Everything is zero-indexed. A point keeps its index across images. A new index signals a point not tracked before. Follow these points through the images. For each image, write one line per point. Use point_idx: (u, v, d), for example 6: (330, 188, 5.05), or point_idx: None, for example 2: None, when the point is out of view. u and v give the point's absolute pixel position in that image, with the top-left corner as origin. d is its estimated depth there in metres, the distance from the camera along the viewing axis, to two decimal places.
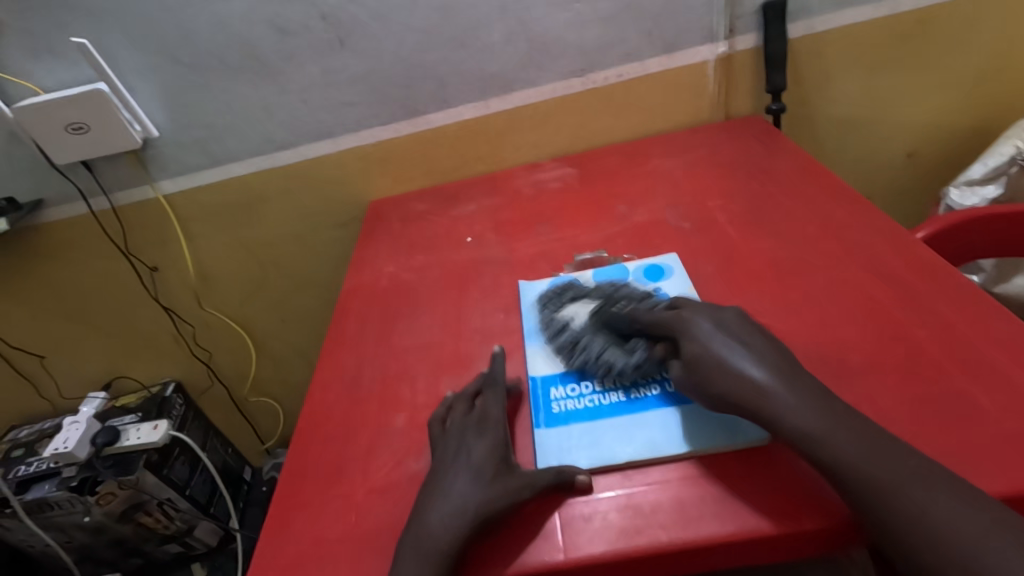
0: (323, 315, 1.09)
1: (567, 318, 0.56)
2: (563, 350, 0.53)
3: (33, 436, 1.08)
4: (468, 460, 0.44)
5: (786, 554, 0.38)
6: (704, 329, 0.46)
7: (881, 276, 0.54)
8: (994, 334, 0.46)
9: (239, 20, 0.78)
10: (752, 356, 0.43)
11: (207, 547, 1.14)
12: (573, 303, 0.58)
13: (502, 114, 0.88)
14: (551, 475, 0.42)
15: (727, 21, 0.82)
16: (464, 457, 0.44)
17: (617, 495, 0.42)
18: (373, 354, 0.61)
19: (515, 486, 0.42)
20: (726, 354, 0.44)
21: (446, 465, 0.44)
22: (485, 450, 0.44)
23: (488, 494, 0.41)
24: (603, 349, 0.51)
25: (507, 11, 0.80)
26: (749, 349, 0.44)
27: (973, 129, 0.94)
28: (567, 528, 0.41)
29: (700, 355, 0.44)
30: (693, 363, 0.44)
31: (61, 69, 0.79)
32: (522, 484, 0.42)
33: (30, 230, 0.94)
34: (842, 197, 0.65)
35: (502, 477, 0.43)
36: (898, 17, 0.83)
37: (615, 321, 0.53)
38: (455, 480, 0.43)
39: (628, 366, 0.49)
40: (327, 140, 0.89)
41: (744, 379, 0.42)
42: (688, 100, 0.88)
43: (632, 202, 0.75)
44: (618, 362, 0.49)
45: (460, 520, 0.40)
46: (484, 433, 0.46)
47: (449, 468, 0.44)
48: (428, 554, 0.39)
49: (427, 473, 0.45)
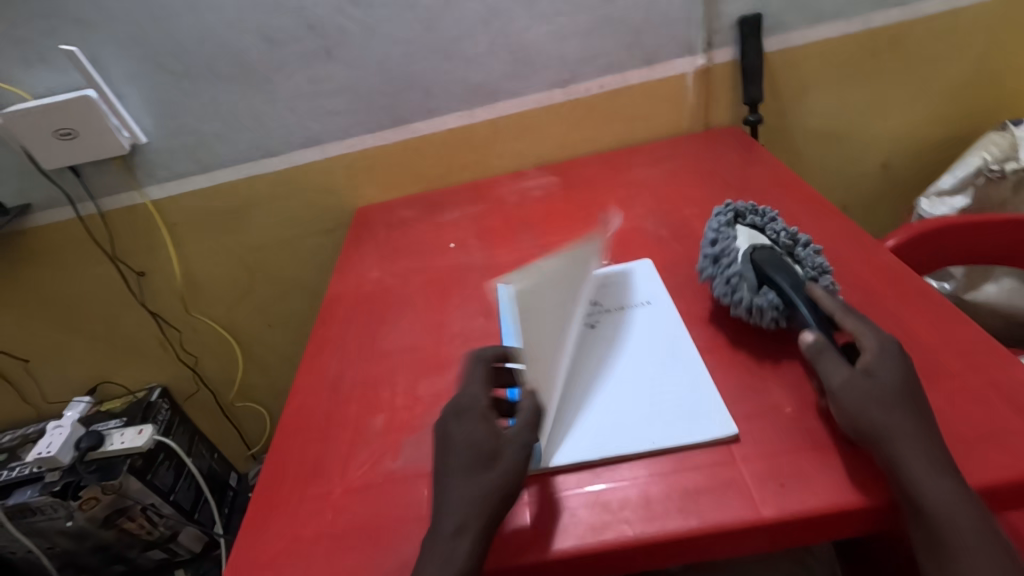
0: (309, 321, 1.10)
1: (733, 235, 0.57)
2: (711, 255, 0.57)
3: (16, 441, 1.08)
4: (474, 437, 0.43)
5: (750, 547, 0.40)
6: (878, 357, 0.42)
7: (847, 281, 0.56)
8: (950, 339, 0.48)
9: (227, 29, 0.80)
10: (895, 401, 0.40)
11: (191, 554, 1.14)
12: (751, 231, 0.57)
13: (486, 124, 0.89)
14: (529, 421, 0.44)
15: (705, 35, 0.84)
16: (455, 442, 0.44)
17: (609, 488, 0.43)
18: (355, 357, 0.62)
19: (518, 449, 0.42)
20: (837, 362, 0.43)
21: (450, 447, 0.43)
22: (483, 424, 0.44)
23: (496, 468, 0.42)
24: (749, 278, 0.52)
25: (491, 23, 0.82)
26: (897, 398, 0.40)
27: (944, 141, 0.97)
28: (588, 512, 0.42)
29: (851, 382, 0.41)
30: (842, 375, 0.42)
31: (49, 76, 0.80)
32: (520, 446, 0.43)
33: (17, 234, 0.94)
34: (813, 206, 0.67)
35: (495, 458, 0.42)
36: (870, 33, 0.86)
37: (780, 267, 0.52)
38: (455, 462, 0.42)
39: (767, 305, 0.50)
40: (314, 147, 0.90)
41: (869, 407, 0.40)
42: (668, 111, 0.90)
43: (612, 209, 0.77)
44: (746, 296, 0.52)
45: (466, 505, 0.40)
46: (481, 410, 0.45)
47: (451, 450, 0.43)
48: (449, 527, 0.40)
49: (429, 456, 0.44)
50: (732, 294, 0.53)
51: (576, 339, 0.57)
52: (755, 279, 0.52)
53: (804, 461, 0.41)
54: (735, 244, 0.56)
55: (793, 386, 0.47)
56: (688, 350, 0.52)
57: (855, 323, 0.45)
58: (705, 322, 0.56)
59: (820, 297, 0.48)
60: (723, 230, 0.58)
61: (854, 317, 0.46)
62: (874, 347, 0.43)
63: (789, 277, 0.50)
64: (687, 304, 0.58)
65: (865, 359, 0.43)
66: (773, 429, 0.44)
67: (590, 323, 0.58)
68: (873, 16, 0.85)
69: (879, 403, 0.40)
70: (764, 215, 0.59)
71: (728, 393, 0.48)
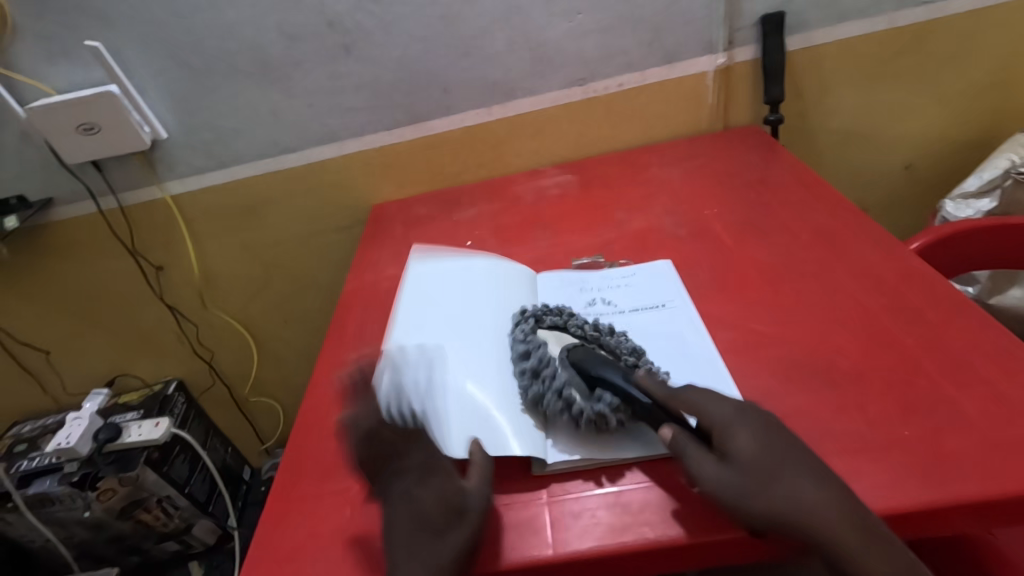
0: (325, 318, 1.10)
1: (541, 342, 0.53)
2: (520, 362, 0.52)
3: (36, 432, 1.09)
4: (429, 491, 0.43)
5: (779, 554, 0.39)
6: (745, 437, 0.40)
7: (872, 284, 0.55)
8: (980, 343, 0.47)
9: (247, 26, 0.80)
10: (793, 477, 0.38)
11: (205, 546, 1.15)
12: (543, 332, 0.55)
13: (503, 121, 0.89)
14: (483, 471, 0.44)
15: (726, 33, 0.83)
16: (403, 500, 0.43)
17: (608, 494, 0.43)
18: (372, 354, 0.62)
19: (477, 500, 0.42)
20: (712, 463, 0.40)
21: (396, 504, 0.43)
22: (424, 489, 0.43)
23: (457, 523, 0.41)
24: (570, 384, 0.48)
25: (510, 20, 0.81)
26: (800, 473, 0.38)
27: (969, 142, 0.95)
28: (602, 515, 0.41)
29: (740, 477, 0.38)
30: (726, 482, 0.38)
31: (73, 72, 0.81)
32: (479, 496, 0.42)
33: (39, 228, 0.96)
34: (836, 207, 0.66)
35: (444, 515, 0.41)
36: (895, 31, 0.84)
37: (600, 360, 0.49)
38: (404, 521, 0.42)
39: (607, 410, 0.45)
40: (331, 144, 0.90)
41: (769, 496, 0.37)
42: (688, 110, 0.89)
43: (631, 209, 0.77)
44: (579, 405, 0.46)
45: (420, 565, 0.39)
46: (415, 472, 0.44)
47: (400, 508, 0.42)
48: None
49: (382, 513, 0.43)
50: (552, 403, 0.47)
51: None
52: (582, 383, 0.48)
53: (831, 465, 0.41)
54: (547, 350, 0.52)
55: (818, 389, 0.46)
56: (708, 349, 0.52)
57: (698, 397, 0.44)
58: (726, 323, 0.55)
59: (649, 386, 0.45)
60: (519, 337, 0.55)
61: (697, 394, 0.44)
62: (720, 427, 0.41)
63: (614, 372, 0.47)
64: (707, 305, 0.58)
65: (735, 441, 0.40)
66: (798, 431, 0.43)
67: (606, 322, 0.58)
68: (898, 15, 0.83)
69: (778, 487, 0.38)
70: (535, 309, 0.58)
71: (751, 396, 0.47)
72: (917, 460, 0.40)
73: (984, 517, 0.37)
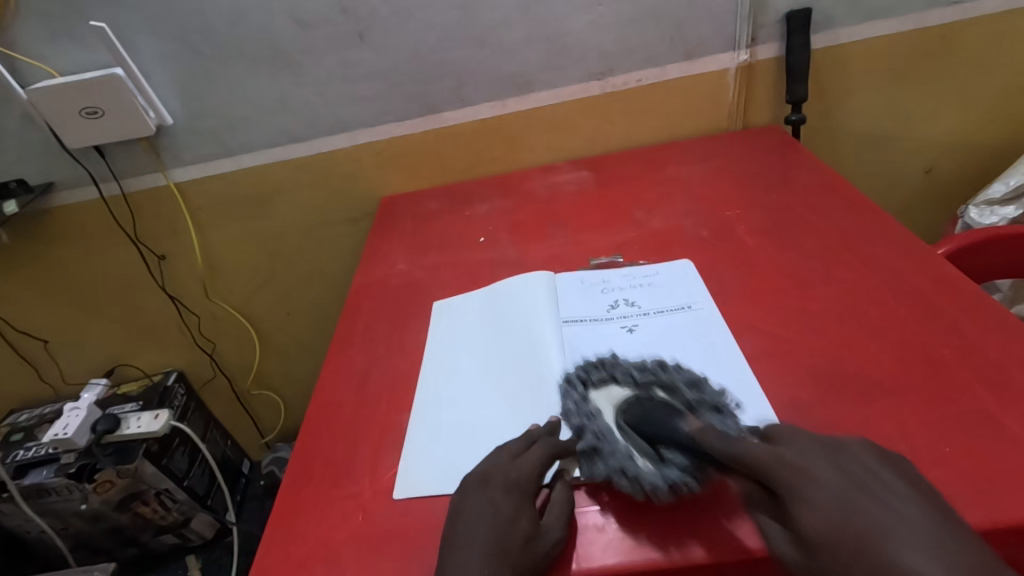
0: (330, 311, 1.09)
1: (595, 408, 0.47)
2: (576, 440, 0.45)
3: (33, 421, 1.07)
4: (492, 517, 0.40)
5: None
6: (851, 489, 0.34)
7: (903, 291, 0.53)
8: (1022, 357, 0.45)
9: (258, 10, 0.78)
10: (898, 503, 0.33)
11: (203, 539, 1.13)
12: (593, 394, 0.48)
13: (518, 115, 0.87)
14: (563, 511, 0.41)
15: (750, 29, 0.81)
16: (480, 517, 0.40)
17: (631, 506, 0.41)
18: (384, 353, 0.60)
19: (541, 538, 0.39)
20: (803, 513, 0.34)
21: (466, 524, 0.40)
22: (496, 513, 0.40)
23: (516, 558, 0.38)
24: (630, 454, 0.42)
25: (529, 10, 0.79)
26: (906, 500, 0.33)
27: (992, 147, 0.94)
28: (628, 529, 0.40)
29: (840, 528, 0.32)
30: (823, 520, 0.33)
31: (78, 53, 0.79)
32: (550, 538, 0.39)
33: (39, 213, 0.93)
34: (864, 210, 0.64)
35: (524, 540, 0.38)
36: (923, 31, 0.82)
37: (653, 420, 0.43)
38: (475, 542, 0.39)
39: (676, 476, 0.39)
40: (341, 134, 0.88)
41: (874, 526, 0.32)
42: (707, 108, 0.87)
43: (649, 208, 0.75)
44: (640, 471, 0.40)
45: None
46: (488, 494, 0.41)
47: (470, 528, 0.40)
48: None
49: (450, 534, 0.40)
50: (593, 464, 0.43)
51: (618, 337, 0.55)
52: (645, 448, 0.42)
53: None
54: (602, 418, 0.46)
55: (852, 401, 0.45)
56: (735, 358, 0.50)
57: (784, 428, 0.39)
58: (752, 328, 0.53)
59: (708, 440, 0.39)
60: (565, 408, 0.48)
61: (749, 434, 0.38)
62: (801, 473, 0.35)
63: (671, 429, 0.41)
64: (732, 309, 0.56)
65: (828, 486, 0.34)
66: None
67: (627, 326, 0.56)
68: (927, 15, 0.81)
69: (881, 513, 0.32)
70: (572, 372, 0.51)
71: (781, 406, 0.45)
72: (960, 478, 0.38)
73: None
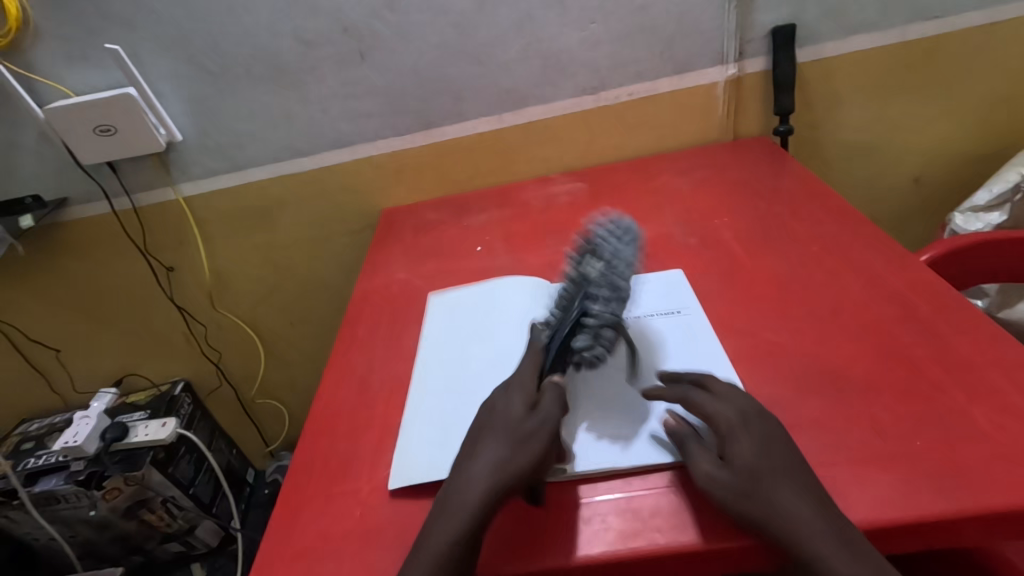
0: (333, 320, 1.11)
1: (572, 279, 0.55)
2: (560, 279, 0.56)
3: (44, 430, 1.10)
4: (505, 415, 0.45)
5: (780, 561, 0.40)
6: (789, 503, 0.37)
7: (883, 295, 0.55)
8: (993, 355, 0.47)
9: (264, 31, 0.81)
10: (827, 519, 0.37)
11: (208, 548, 1.15)
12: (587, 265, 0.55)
13: (514, 128, 0.90)
14: (557, 406, 0.46)
15: (738, 45, 0.84)
16: (501, 417, 0.45)
17: (616, 498, 0.43)
18: (384, 356, 0.62)
19: (529, 433, 0.43)
20: (700, 451, 0.42)
21: (489, 421, 0.46)
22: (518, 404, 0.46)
23: (521, 444, 0.43)
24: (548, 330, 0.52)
25: (522, 30, 0.82)
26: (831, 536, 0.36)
27: (979, 155, 0.96)
28: (613, 519, 0.41)
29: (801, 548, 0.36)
30: (776, 514, 0.37)
31: (92, 74, 0.82)
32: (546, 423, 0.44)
33: (54, 227, 0.97)
34: (846, 217, 0.67)
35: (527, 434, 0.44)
36: (906, 44, 0.85)
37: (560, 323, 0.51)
38: (493, 437, 0.44)
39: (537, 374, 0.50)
40: (344, 149, 0.91)
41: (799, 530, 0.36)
42: (697, 121, 0.90)
43: (640, 217, 0.77)
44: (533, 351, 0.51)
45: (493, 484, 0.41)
46: (514, 392, 0.47)
47: (492, 422, 0.45)
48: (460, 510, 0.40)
49: (470, 435, 0.46)
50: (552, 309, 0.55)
51: None
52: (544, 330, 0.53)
53: (838, 477, 0.41)
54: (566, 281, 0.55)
55: (829, 399, 0.46)
56: (720, 362, 0.52)
57: (705, 398, 0.45)
58: (736, 330, 0.55)
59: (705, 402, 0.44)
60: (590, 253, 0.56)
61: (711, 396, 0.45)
62: (727, 433, 0.42)
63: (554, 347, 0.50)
64: (717, 311, 0.58)
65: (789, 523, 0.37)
66: (807, 443, 0.44)
67: None
68: (909, 29, 0.84)
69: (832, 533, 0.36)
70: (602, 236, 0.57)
71: (759, 402, 0.47)
72: (928, 470, 0.40)
73: (998, 528, 0.37)
